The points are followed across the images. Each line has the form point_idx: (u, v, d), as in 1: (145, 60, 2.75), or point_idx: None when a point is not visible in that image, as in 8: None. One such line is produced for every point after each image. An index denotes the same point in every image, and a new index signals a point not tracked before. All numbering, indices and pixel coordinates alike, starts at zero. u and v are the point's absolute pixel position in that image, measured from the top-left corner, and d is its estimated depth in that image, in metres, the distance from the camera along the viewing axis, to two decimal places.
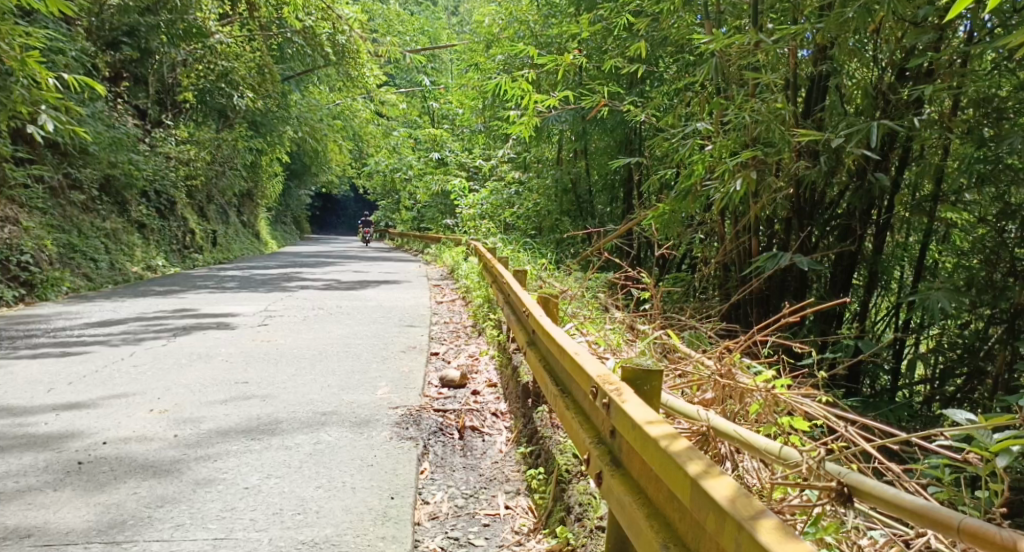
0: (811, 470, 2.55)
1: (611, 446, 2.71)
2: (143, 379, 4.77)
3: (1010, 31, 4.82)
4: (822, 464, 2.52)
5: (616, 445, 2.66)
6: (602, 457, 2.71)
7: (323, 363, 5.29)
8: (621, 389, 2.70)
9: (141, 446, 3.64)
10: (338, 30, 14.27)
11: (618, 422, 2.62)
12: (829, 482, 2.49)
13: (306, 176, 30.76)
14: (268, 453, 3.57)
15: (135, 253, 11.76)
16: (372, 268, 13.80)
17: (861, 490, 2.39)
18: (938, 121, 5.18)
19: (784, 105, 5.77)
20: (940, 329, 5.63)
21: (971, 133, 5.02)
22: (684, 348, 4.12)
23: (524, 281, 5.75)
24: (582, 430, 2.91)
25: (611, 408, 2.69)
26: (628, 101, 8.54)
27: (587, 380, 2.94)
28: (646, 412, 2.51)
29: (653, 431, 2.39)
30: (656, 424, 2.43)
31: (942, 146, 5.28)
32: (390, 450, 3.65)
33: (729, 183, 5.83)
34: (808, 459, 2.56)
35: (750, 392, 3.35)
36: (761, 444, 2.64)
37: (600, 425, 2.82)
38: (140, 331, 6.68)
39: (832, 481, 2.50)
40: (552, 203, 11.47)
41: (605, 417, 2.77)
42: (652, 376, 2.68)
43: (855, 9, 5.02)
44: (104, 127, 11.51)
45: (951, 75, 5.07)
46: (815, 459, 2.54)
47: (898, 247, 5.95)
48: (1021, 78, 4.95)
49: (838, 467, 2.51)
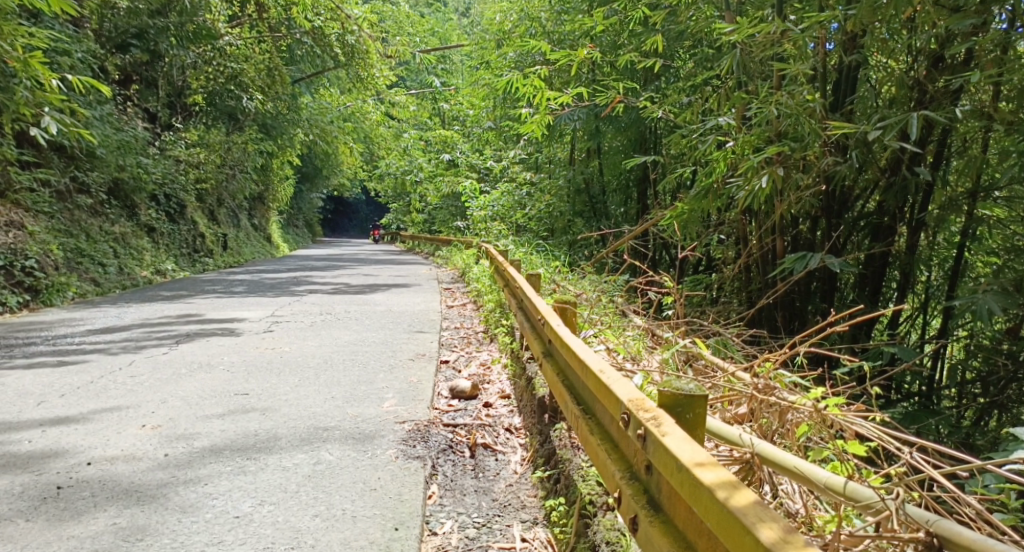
0: (891, 515, 2.28)
1: (647, 484, 2.41)
2: (137, 391, 4.50)
3: None
4: (903, 508, 2.26)
5: (655, 485, 2.37)
6: (636, 497, 2.42)
7: (329, 372, 5.01)
8: (659, 417, 2.40)
9: (127, 467, 3.38)
10: (347, 30, 14.07)
11: (657, 458, 2.32)
12: (915, 532, 2.26)
13: (318, 178, 30.57)
14: (263, 475, 3.30)
15: (144, 258, 11.52)
16: (382, 271, 13.56)
17: (957, 543, 2.16)
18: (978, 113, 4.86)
19: (813, 98, 5.44)
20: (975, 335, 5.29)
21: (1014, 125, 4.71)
22: (714, 359, 3.87)
23: (538, 286, 5.45)
24: (610, 461, 2.62)
25: (648, 440, 2.39)
26: (645, 97, 8.21)
27: (616, 404, 2.64)
28: (694, 450, 2.22)
29: (706, 478, 2.09)
30: (707, 468, 2.14)
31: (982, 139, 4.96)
32: (395, 472, 3.36)
33: (754, 180, 5.51)
34: (885, 500, 2.29)
35: (794, 410, 3.12)
36: (821, 479, 2.35)
37: (633, 457, 2.53)
38: (142, 338, 6.41)
39: (918, 529, 2.26)
40: (564, 204, 11.15)
41: (638, 447, 2.48)
42: (695, 404, 2.40)
43: None
44: (113, 129, 11.24)
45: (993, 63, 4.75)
46: (892, 503, 2.27)
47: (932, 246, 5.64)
48: None
49: (922, 511, 2.27)
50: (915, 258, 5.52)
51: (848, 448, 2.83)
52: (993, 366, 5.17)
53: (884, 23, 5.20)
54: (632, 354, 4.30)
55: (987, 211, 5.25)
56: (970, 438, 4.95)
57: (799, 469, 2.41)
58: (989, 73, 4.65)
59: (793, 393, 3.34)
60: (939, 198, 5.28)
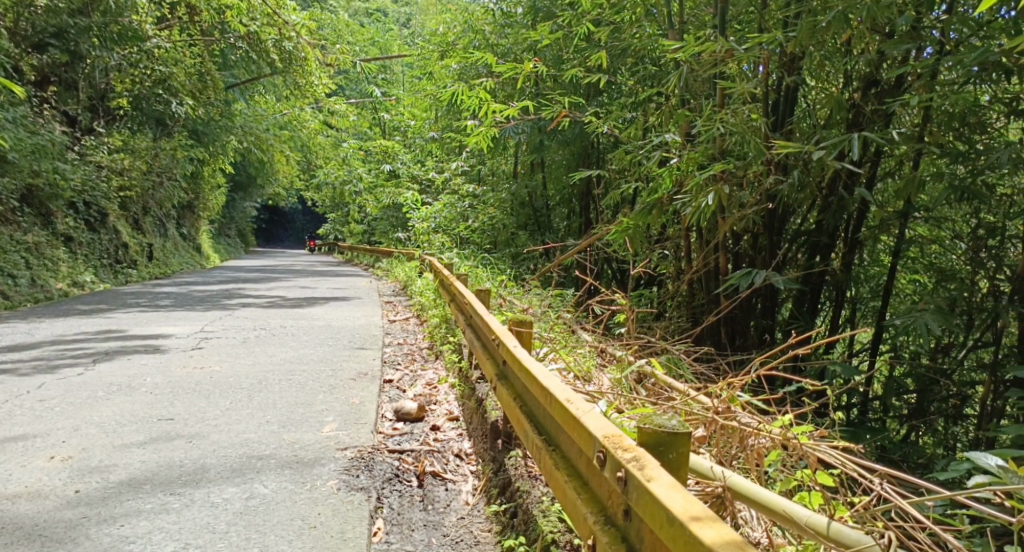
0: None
1: (626, 532, 2.24)
2: (48, 418, 4.14)
3: (986, 41, 4.54)
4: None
5: (635, 533, 2.20)
6: (613, 544, 2.25)
7: (262, 394, 4.71)
8: (641, 457, 2.23)
9: (32, 507, 3.05)
10: (284, 36, 13.64)
11: (641, 505, 2.14)
12: None
13: (253, 186, 29.84)
14: (189, 513, 3.01)
15: (60, 269, 10.95)
16: (320, 284, 13.17)
17: None
18: (914, 136, 4.87)
19: (757, 116, 5.40)
20: (911, 352, 5.31)
21: (948, 149, 4.73)
22: (670, 380, 3.72)
23: (486, 302, 5.24)
24: (581, 502, 2.44)
25: (629, 484, 2.20)
26: (590, 111, 8.10)
27: (589, 439, 2.45)
28: (683, 498, 2.05)
29: (705, 536, 1.92)
30: (704, 522, 1.97)
31: (916, 161, 4.99)
32: (337, 506, 3.11)
33: (699, 198, 5.43)
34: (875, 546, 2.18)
35: (757, 435, 2.98)
36: (803, 518, 2.23)
37: (609, 500, 2.35)
38: (54, 357, 6.00)
39: None
40: (508, 217, 10.99)
41: (614, 489, 2.30)
42: (678, 443, 2.26)
43: (829, 16, 4.66)
44: (27, 132, 10.39)
45: (927, 88, 4.77)
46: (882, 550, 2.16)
47: (866, 263, 5.67)
48: (996, 89, 4.68)
49: None
50: (851, 277, 5.52)
51: (818, 479, 2.69)
52: (935, 384, 5.18)
53: (822, 46, 5.18)
54: (582, 374, 4.14)
55: (921, 231, 5.28)
56: (915, 458, 4.92)
57: (780, 508, 2.27)
58: (925, 96, 4.65)
59: (753, 415, 3.20)
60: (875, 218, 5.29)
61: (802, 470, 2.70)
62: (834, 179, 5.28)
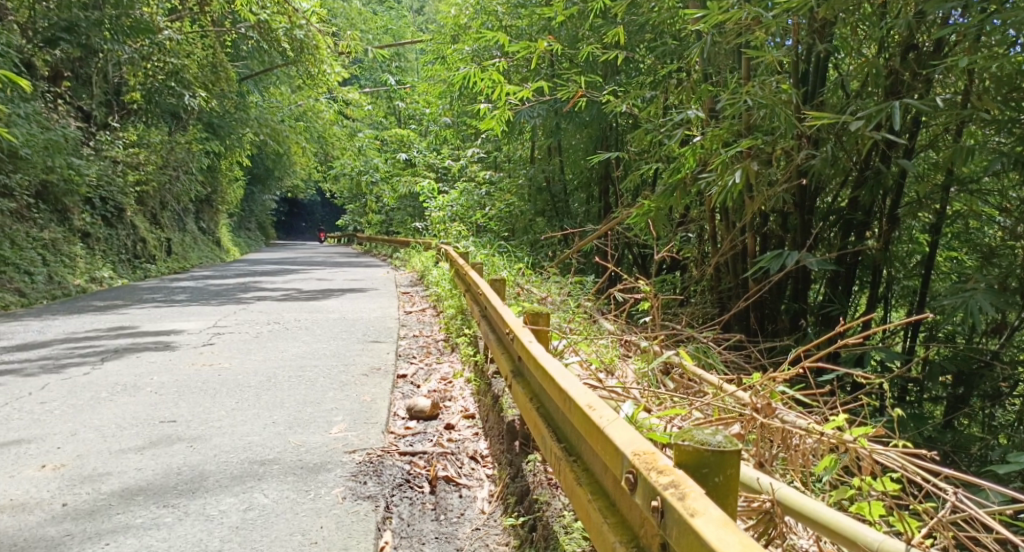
0: None
1: None
2: (46, 422, 3.95)
3: None
4: None
5: None
6: None
7: (271, 392, 4.49)
8: (680, 482, 1.97)
9: (14, 523, 2.86)
10: (296, 25, 13.34)
11: (682, 543, 1.88)
12: None
13: (270, 180, 29.75)
14: (182, 528, 2.82)
15: (77, 265, 10.85)
16: (336, 275, 13.00)
17: None
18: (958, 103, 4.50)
19: (788, 87, 5.07)
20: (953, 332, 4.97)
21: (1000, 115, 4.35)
22: (700, 373, 3.49)
23: (502, 291, 4.97)
24: (609, 530, 2.18)
25: (669, 517, 1.93)
26: (608, 90, 7.78)
27: (616, 457, 2.18)
28: (736, 542, 1.78)
29: None
30: None
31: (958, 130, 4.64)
32: (342, 518, 2.89)
33: (726, 176, 5.13)
34: None
35: (801, 435, 2.76)
36: (876, 543, 2.01)
37: (641, 531, 2.08)
38: (63, 355, 5.83)
39: None
40: (526, 204, 10.73)
41: (647, 518, 2.04)
42: (724, 466, 2.00)
43: None
44: (40, 128, 10.21)
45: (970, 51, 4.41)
46: None
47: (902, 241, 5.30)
48: None
49: None
50: (888, 257, 5.17)
51: (879, 487, 2.47)
52: (983, 368, 4.81)
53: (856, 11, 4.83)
54: (605, 365, 3.89)
55: (961, 203, 4.93)
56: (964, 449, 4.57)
57: (843, 531, 2.05)
58: (969, 60, 4.29)
59: (796, 413, 2.98)
60: (913, 193, 4.94)
61: (859, 478, 2.52)
62: (868, 151, 4.95)
